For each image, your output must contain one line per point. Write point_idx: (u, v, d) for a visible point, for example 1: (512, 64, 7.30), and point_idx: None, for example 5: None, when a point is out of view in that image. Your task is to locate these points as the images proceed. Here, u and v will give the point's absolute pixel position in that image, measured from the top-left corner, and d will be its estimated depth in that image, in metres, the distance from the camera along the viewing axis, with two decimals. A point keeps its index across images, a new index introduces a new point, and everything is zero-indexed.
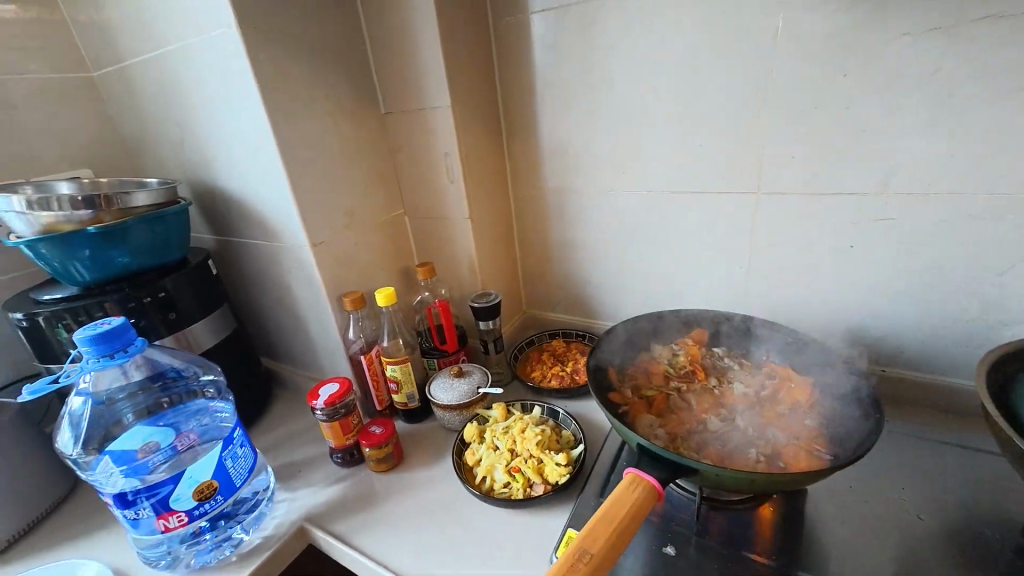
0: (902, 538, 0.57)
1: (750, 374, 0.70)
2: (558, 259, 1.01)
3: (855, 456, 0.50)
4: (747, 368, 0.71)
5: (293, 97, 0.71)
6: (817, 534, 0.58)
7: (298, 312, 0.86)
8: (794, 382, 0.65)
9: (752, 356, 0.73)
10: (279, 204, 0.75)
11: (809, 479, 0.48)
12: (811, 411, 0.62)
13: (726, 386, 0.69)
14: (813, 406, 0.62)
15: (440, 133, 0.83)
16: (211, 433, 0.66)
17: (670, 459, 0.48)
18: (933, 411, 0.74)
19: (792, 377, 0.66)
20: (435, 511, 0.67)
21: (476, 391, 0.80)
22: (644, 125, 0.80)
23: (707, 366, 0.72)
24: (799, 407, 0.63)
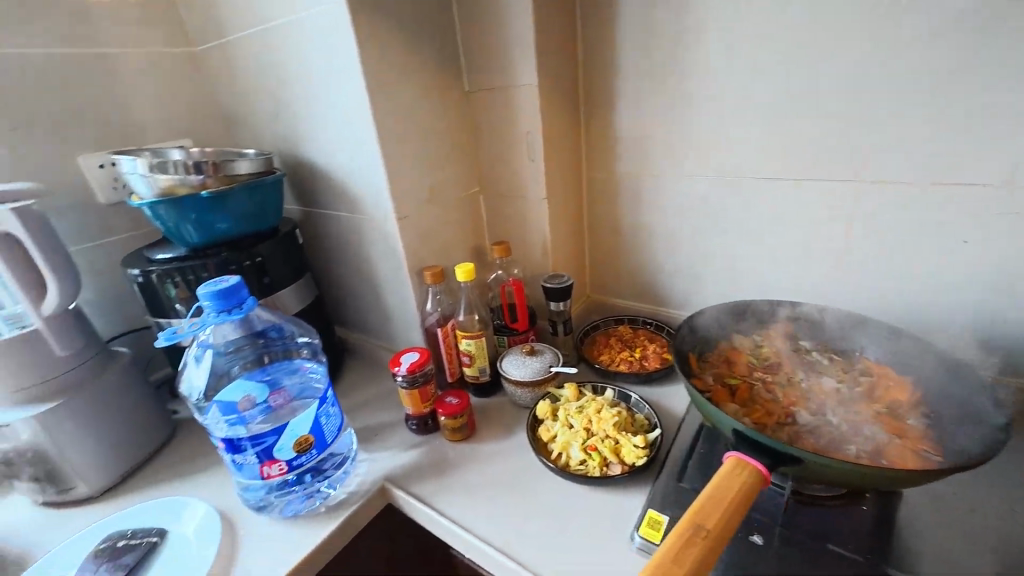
0: (1010, 549, 0.54)
1: (843, 369, 0.67)
2: (629, 244, 0.99)
3: (977, 461, 0.47)
4: (839, 363, 0.68)
5: (389, 72, 0.73)
6: (915, 538, 0.56)
7: (377, 283, 0.90)
8: (894, 381, 0.62)
9: (842, 351, 0.70)
10: (369, 177, 0.77)
11: (924, 476, 0.46)
12: (914, 413, 0.58)
13: (815, 379, 0.66)
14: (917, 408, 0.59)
15: (524, 111, 0.83)
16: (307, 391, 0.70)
17: (766, 443, 0.48)
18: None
19: (892, 378, 0.63)
20: (511, 482, 0.69)
21: (548, 369, 0.81)
22: (736, 108, 0.77)
23: (793, 359, 0.70)
24: (900, 408, 0.60)
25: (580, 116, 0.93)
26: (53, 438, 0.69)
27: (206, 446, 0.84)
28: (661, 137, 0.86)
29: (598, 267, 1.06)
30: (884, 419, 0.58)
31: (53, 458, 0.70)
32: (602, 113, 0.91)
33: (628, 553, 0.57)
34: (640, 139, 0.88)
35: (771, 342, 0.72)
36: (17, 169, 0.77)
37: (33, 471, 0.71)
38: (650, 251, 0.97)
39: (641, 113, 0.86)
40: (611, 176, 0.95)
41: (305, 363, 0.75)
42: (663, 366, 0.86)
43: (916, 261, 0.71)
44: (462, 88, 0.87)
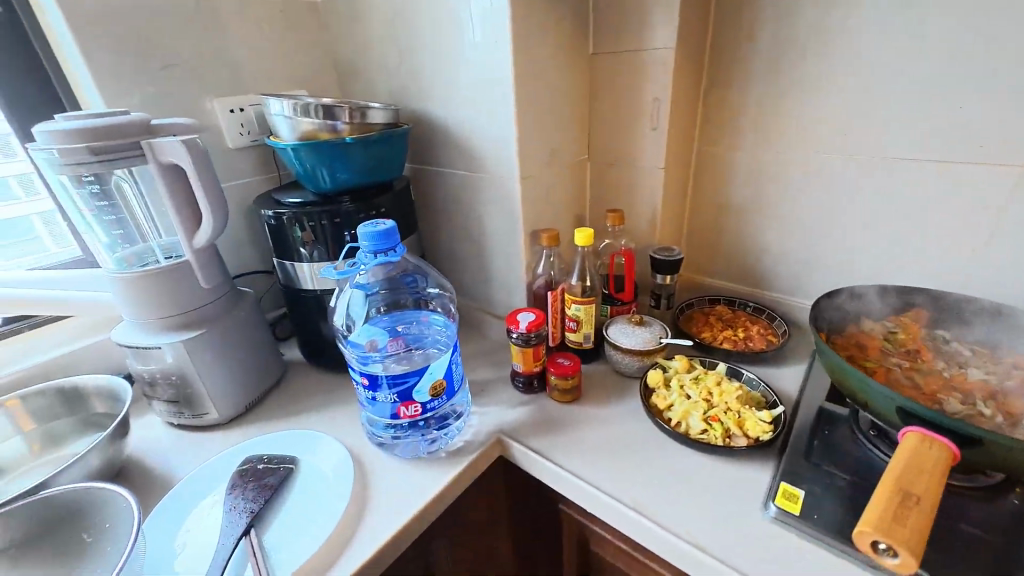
0: None
1: (991, 363, 0.64)
2: (735, 223, 0.97)
3: None
4: (986, 355, 0.65)
5: (532, 26, 0.72)
6: None
7: (484, 244, 0.91)
8: None
9: (986, 342, 0.67)
10: (498, 134, 0.77)
11: None
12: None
13: (960, 369, 0.64)
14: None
15: (654, 76, 0.80)
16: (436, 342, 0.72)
17: (926, 414, 0.48)
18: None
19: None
20: (628, 444, 0.70)
21: (658, 340, 0.81)
22: (888, 83, 0.74)
23: (932, 348, 0.67)
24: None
25: (702, 86, 0.90)
26: (195, 363, 0.74)
27: (316, 388, 0.87)
28: (792, 111, 0.83)
29: (695, 245, 1.04)
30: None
31: (193, 382, 0.75)
32: (726, 84, 0.88)
33: (763, 521, 0.57)
34: (768, 113, 0.85)
35: (907, 329, 0.70)
36: (160, 107, 0.79)
37: (171, 393, 0.75)
38: (758, 231, 0.94)
39: (773, 85, 0.83)
40: (727, 151, 0.92)
41: (432, 314, 0.77)
42: (769, 347, 0.85)
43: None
44: (587, 50, 0.85)
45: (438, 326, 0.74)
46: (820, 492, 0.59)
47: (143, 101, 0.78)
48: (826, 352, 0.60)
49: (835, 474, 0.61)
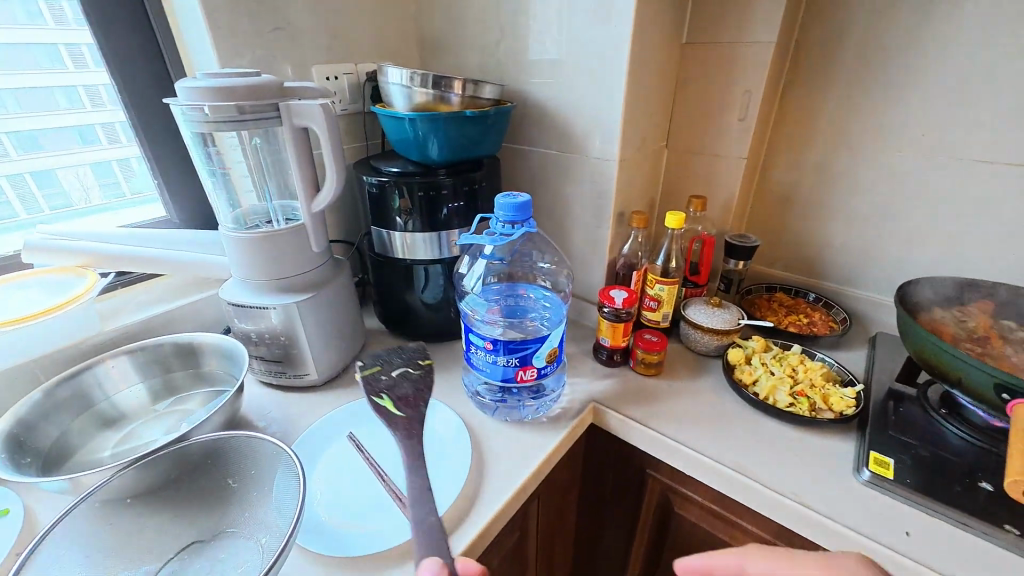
0: None
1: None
2: (799, 215, 1.01)
3: None
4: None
5: (646, 12, 0.74)
6: None
7: (567, 222, 0.94)
8: None
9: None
10: (599, 116, 0.80)
11: None
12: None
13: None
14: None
15: (747, 68, 0.84)
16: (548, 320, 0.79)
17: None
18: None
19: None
20: (717, 414, 0.75)
21: (737, 322, 0.85)
22: (974, 87, 0.78)
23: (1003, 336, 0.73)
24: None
25: (783, 80, 0.94)
26: (303, 325, 0.75)
27: None
28: (873, 108, 0.87)
29: (758, 234, 1.08)
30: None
31: (299, 343, 0.76)
32: (806, 80, 0.92)
33: (858, 484, 0.63)
34: (848, 109, 0.89)
35: (979, 318, 0.76)
36: (268, 70, 0.80)
37: (276, 352, 0.76)
38: (823, 224, 0.99)
39: (857, 83, 0.87)
40: (800, 144, 0.96)
41: (539, 290, 0.86)
42: (834, 333, 0.90)
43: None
44: (681, 39, 0.88)
45: (546, 303, 0.83)
46: (906, 460, 0.64)
47: (253, 64, 0.78)
48: (917, 332, 0.66)
49: (916, 445, 0.67)
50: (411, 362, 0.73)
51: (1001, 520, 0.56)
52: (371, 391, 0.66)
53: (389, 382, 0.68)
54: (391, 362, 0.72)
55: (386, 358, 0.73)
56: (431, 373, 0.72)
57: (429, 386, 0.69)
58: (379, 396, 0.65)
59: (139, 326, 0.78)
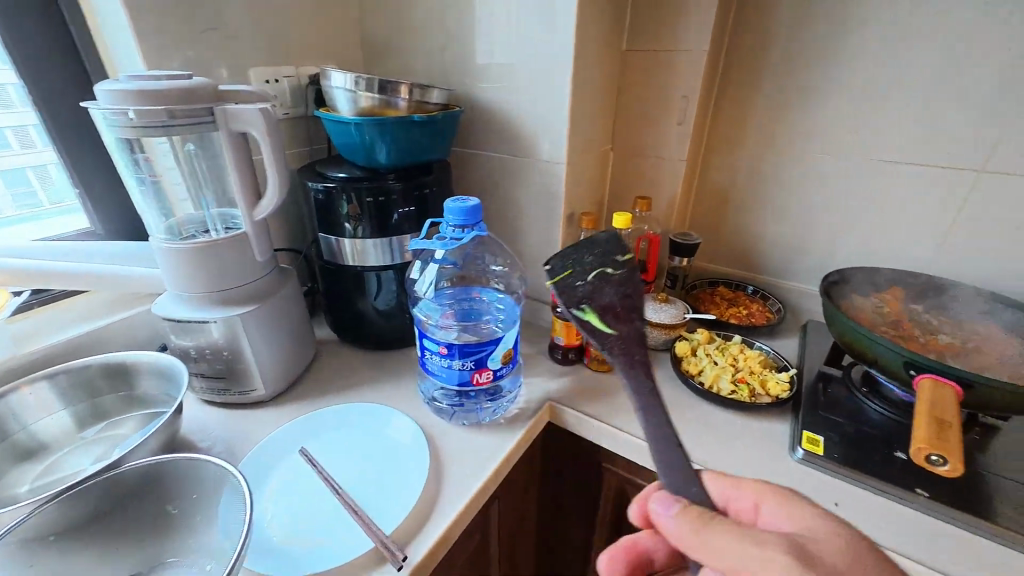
0: None
1: (958, 332, 0.78)
2: (735, 213, 1.08)
3: None
4: (953, 325, 0.79)
5: (587, 20, 0.77)
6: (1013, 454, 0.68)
7: (519, 224, 0.95)
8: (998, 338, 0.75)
9: (953, 314, 0.81)
10: (547, 121, 0.82)
11: None
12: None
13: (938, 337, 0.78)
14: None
15: (684, 75, 0.88)
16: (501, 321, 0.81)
17: (933, 365, 0.60)
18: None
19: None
20: (666, 405, 0.78)
21: (683, 316, 0.90)
22: (881, 93, 0.86)
23: (913, 318, 0.81)
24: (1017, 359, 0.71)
25: (716, 86, 0.99)
26: (247, 339, 0.71)
27: (355, 364, 0.88)
28: (797, 113, 0.94)
29: (700, 231, 1.14)
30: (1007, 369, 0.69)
31: (243, 357, 0.72)
32: (737, 86, 0.98)
33: (793, 462, 0.68)
34: (774, 114, 0.96)
35: (894, 302, 0.83)
36: (201, 71, 0.76)
37: (218, 368, 0.72)
38: (757, 221, 1.06)
39: (781, 90, 0.94)
40: (734, 146, 1.02)
41: (493, 293, 0.88)
42: (770, 322, 0.97)
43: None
44: (622, 46, 0.92)
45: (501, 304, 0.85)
46: (834, 437, 0.70)
47: (183, 64, 0.74)
48: (840, 317, 0.72)
49: (842, 423, 0.73)
50: (607, 260, 0.63)
51: (913, 484, 0.63)
52: (571, 301, 0.57)
53: (588, 289, 0.59)
54: (583, 263, 0.62)
55: (576, 257, 0.62)
56: (636, 275, 0.63)
57: (636, 290, 0.61)
58: (581, 307, 0.57)
59: (60, 348, 0.72)
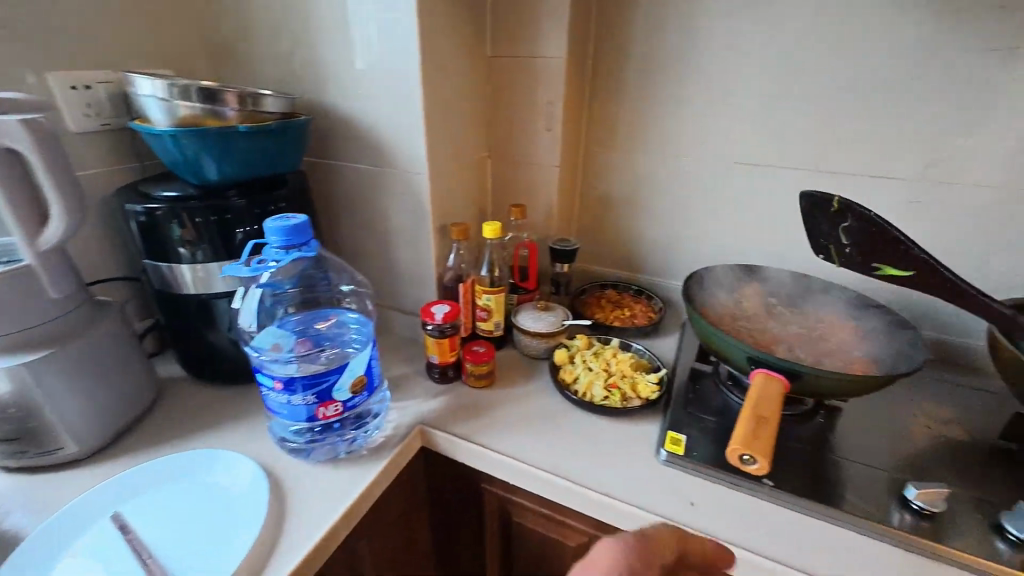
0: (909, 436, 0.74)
1: (805, 324, 0.83)
2: (617, 217, 1.10)
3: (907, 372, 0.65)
4: (801, 314, 0.85)
5: (436, 25, 0.74)
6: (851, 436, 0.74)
7: (390, 237, 0.90)
8: (838, 325, 0.82)
9: (800, 302, 0.86)
10: (403, 130, 0.78)
11: (882, 386, 0.62)
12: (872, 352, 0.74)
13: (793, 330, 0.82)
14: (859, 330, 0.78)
15: (548, 81, 0.88)
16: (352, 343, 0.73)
17: (773, 360, 0.62)
18: (943, 363, 0.91)
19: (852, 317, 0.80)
20: (542, 417, 0.76)
21: (561, 323, 0.89)
22: (729, 99, 0.90)
23: (770, 311, 0.86)
24: (843, 341, 0.78)
25: (585, 91, 1.00)
26: (44, 390, 0.61)
27: (204, 403, 0.78)
28: (660, 117, 0.97)
29: (585, 235, 1.15)
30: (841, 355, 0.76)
31: (42, 412, 0.61)
32: (605, 92, 0.99)
33: (658, 465, 0.68)
34: (641, 120, 0.98)
35: (752, 295, 0.88)
36: None
37: (8, 429, 0.61)
38: (637, 224, 1.08)
39: (643, 96, 0.97)
40: (608, 150, 1.04)
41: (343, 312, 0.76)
42: (649, 323, 0.99)
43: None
44: (486, 53, 0.90)
45: (354, 326, 0.76)
46: (697, 434, 0.72)
47: None
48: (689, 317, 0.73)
49: (705, 418, 0.75)
50: (820, 214, 0.73)
51: (760, 475, 0.65)
52: (866, 272, 0.72)
53: (855, 246, 0.72)
54: (826, 235, 0.74)
55: (823, 237, 0.75)
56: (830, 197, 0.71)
57: (852, 211, 0.70)
58: (878, 268, 0.71)
59: None
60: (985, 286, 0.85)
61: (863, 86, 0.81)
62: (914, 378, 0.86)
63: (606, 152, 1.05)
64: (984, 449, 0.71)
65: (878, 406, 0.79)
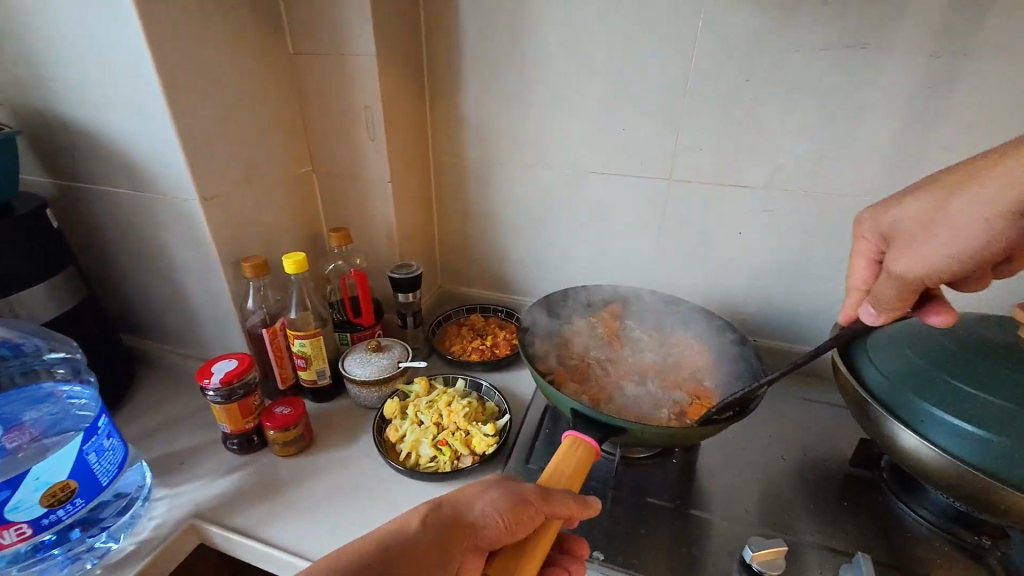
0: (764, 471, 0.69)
1: (662, 353, 0.77)
2: (478, 234, 0.99)
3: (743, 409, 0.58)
4: (661, 344, 0.78)
5: (179, 17, 0.59)
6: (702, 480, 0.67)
7: (181, 276, 0.74)
8: (691, 351, 0.76)
9: (664, 331, 0.80)
10: (158, 148, 0.63)
11: (713, 430, 0.55)
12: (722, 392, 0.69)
13: (650, 363, 0.75)
14: (715, 364, 0.73)
15: (361, 83, 0.75)
16: (64, 424, 0.57)
17: (601, 419, 0.52)
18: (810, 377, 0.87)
19: (710, 349, 0.75)
20: (353, 491, 0.64)
21: (397, 365, 0.75)
22: (573, 104, 0.82)
23: (630, 340, 0.79)
24: (696, 377, 0.72)
25: (425, 95, 0.89)
26: None
27: None
28: (506, 125, 0.87)
29: (449, 255, 1.03)
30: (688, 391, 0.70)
31: None
32: (446, 96, 0.88)
33: None
34: (486, 127, 0.88)
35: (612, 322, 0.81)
36: None
37: None
38: (500, 241, 0.98)
39: (485, 101, 0.86)
40: (459, 161, 0.93)
41: (61, 386, 0.62)
42: (511, 352, 0.88)
43: (721, 249, 0.84)
44: (286, 51, 0.76)
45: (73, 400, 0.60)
46: None
47: None
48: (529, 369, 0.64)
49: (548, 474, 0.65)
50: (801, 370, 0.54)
51: (590, 547, 0.57)
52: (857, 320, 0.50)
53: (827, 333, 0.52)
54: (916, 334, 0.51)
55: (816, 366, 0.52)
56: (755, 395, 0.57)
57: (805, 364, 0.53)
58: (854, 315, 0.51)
59: None
60: (840, 297, 0.82)
61: (703, 90, 0.75)
62: (778, 398, 0.82)
63: (456, 162, 0.93)
64: (832, 480, 0.67)
65: (737, 436, 0.74)
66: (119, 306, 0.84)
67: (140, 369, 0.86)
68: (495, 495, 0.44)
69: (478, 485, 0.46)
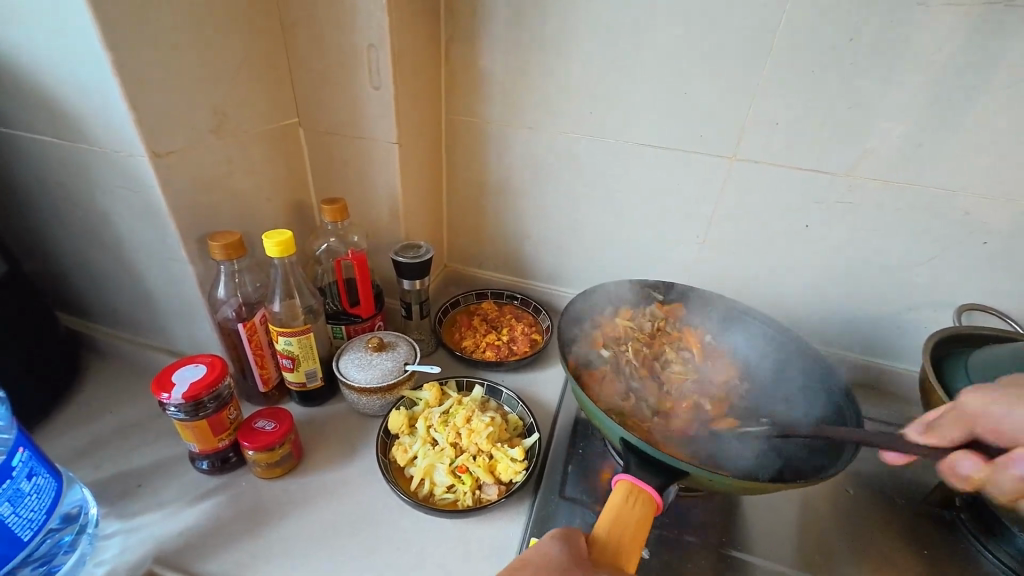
0: (819, 508, 0.61)
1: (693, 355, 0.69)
2: (494, 208, 0.84)
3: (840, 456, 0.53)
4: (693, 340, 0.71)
5: None
6: (755, 516, 0.59)
7: (132, 253, 0.60)
8: (731, 362, 0.69)
9: (695, 324, 0.72)
10: (88, 87, 0.47)
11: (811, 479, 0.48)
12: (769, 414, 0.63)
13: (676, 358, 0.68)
14: (758, 373, 0.68)
15: (364, 10, 0.58)
16: None
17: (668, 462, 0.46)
18: (863, 389, 0.79)
19: (755, 353, 0.69)
20: (353, 527, 0.53)
21: (404, 368, 0.62)
22: (625, 59, 0.66)
23: (657, 334, 0.71)
24: (719, 387, 0.66)
25: (439, 35, 0.71)
26: None
27: None
28: (538, 79, 0.71)
29: (456, 230, 0.89)
30: (738, 408, 0.63)
31: None
32: (466, 38, 0.71)
33: None
34: (511, 82, 0.72)
35: (642, 312, 0.72)
36: None
37: None
38: (518, 219, 0.84)
39: (513, 47, 0.70)
40: (476, 122, 0.77)
41: None
42: (532, 350, 0.76)
43: (780, 244, 0.73)
44: None
45: None
46: None
47: None
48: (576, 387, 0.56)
49: (587, 507, 0.55)
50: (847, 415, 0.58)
51: None
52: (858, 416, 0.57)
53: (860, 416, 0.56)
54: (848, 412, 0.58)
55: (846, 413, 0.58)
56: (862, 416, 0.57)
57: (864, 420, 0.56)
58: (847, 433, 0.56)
59: None
60: (907, 304, 0.72)
61: (793, 51, 0.60)
62: None
63: (473, 123, 0.77)
64: (900, 521, 0.60)
65: None
66: (56, 282, 0.69)
67: (87, 357, 0.72)
68: (563, 539, 0.43)
69: (555, 536, 0.43)
